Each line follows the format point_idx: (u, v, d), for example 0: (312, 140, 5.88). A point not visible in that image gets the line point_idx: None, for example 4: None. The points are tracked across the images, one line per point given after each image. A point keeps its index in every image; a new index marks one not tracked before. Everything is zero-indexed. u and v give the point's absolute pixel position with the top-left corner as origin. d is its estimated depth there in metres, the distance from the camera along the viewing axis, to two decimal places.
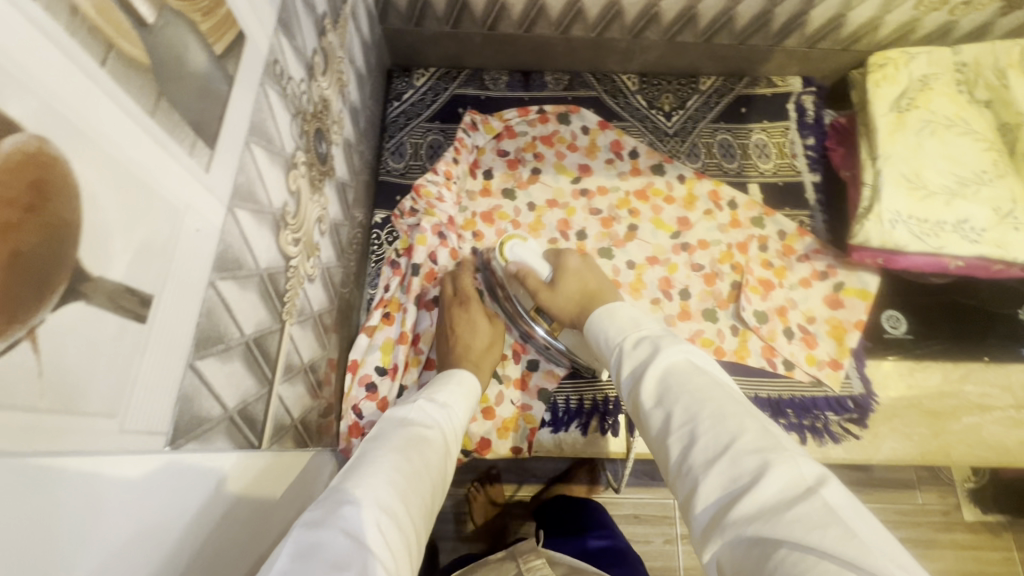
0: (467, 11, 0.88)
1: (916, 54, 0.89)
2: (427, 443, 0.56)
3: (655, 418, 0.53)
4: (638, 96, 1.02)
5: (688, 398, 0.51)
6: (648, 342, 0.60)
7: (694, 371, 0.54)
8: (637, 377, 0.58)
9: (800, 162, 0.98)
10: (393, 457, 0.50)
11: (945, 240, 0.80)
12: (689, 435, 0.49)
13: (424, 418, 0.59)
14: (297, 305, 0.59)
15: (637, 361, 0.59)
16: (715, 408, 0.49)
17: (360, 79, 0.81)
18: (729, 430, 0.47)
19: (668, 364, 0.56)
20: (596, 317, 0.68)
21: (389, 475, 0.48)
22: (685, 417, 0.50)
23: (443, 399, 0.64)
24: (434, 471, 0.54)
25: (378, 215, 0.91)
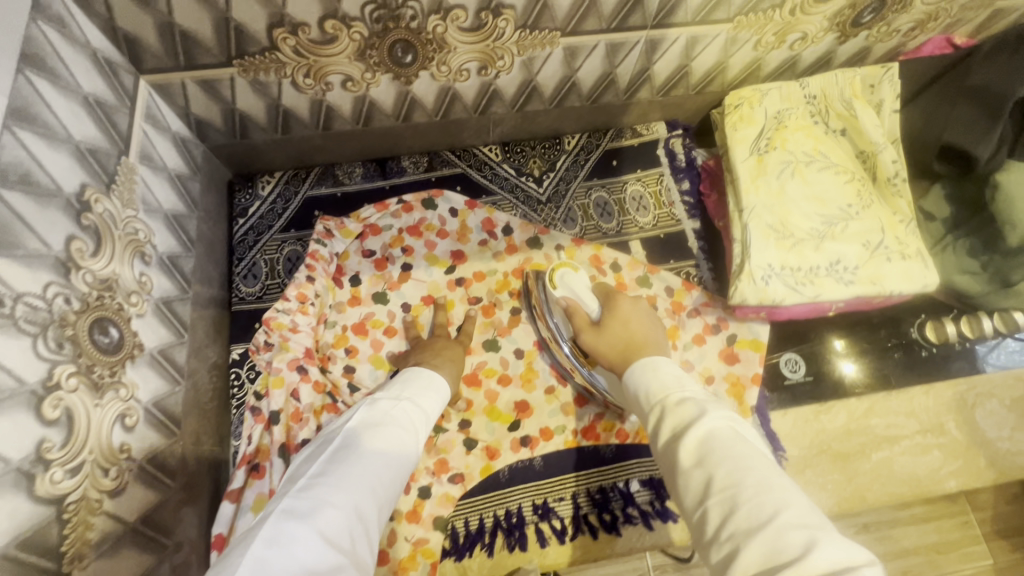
0: (291, 118, 0.81)
1: (766, 91, 0.87)
2: (403, 448, 0.61)
3: (693, 482, 0.51)
4: (504, 166, 0.97)
5: (730, 463, 0.49)
6: (692, 402, 0.57)
7: (738, 437, 0.52)
8: (678, 433, 0.55)
9: (678, 210, 0.95)
10: (375, 465, 0.57)
11: (821, 286, 0.78)
12: (730, 502, 0.47)
13: (402, 422, 0.64)
14: (94, 537, 0.51)
15: (680, 420, 0.56)
16: (759, 477, 0.47)
17: (176, 218, 0.73)
18: (773, 502, 0.44)
19: (710, 426, 0.53)
20: (638, 371, 0.65)
21: (369, 486, 0.55)
22: (727, 483, 0.48)
23: (422, 405, 0.68)
24: (405, 471, 0.61)
25: (235, 351, 0.82)
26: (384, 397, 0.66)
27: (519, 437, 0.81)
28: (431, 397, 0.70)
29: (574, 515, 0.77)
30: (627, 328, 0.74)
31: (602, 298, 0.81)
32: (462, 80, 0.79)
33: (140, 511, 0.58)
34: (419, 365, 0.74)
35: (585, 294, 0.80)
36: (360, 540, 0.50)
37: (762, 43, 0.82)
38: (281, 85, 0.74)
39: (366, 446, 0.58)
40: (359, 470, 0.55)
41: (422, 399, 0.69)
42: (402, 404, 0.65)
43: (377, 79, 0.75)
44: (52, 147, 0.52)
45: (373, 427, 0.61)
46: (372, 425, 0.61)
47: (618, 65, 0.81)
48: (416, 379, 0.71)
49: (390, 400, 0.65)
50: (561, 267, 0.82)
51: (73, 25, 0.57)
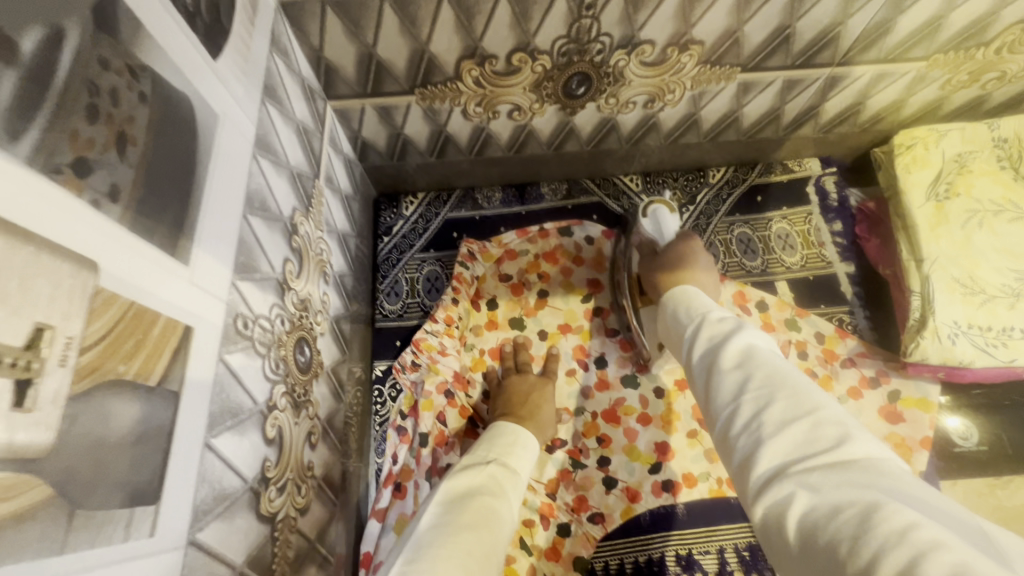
0: (450, 143, 0.82)
1: (946, 132, 0.80)
2: (495, 516, 0.52)
3: (726, 384, 0.49)
4: (643, 196, 0.95)
5: (769, 368, 0.48)
6: (730, 319, 0.57)
7: (777, 355, 0.51)
8: (716, 344, 0.54)
9: (829, 251, 0.90)
10: (467, 535, 0.48)
11: (1016, 349, 0.70)
12: (764, 399, 0.45)
13: (490, 485, 0.56)
14: (291, 554, 0.52)
15: (720, 331, 0.55)
16: (798, 383, 0.45)
17: (344, 238, 0.75)
18: (812, 400, 0.43)
19: (750, 339, 0.52)
20: (677, 297, 0.66)
21: (462, 559, 0.45)
22: (763, 381, 0.47)
23: (512, 465, 0.61)
24: (505, 544, 0.52)
25: (378, 368, 0.84)
26: (470, 462, 0.60)
27: (660, 481, 0.78)
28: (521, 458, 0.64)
29: (720, 571, 0.73)
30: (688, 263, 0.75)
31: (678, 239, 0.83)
32: (625, 112, 0.77)
33: (316, 528, 0.59)
34: (506, 422, 0.70)
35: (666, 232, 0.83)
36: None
37: (952, 83, 0.76)
38: (451, 113, 0.75)
39: (454, 516, 0.50)
40: (450, 544, 0.46)
41: (513, 459, 0.62)
42: (490, 466, 0.59)
43: (543, 109, 0.75)
44: (278, 172, 0.54)
45: (457, 498, 0.54)
46: (457, 496, 0.54)
47: (788, 101, 0.77)
48: (503, 441, 0.66)
49: (472, 467, 0.59)
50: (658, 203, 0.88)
51: (291, 55, 0.60)
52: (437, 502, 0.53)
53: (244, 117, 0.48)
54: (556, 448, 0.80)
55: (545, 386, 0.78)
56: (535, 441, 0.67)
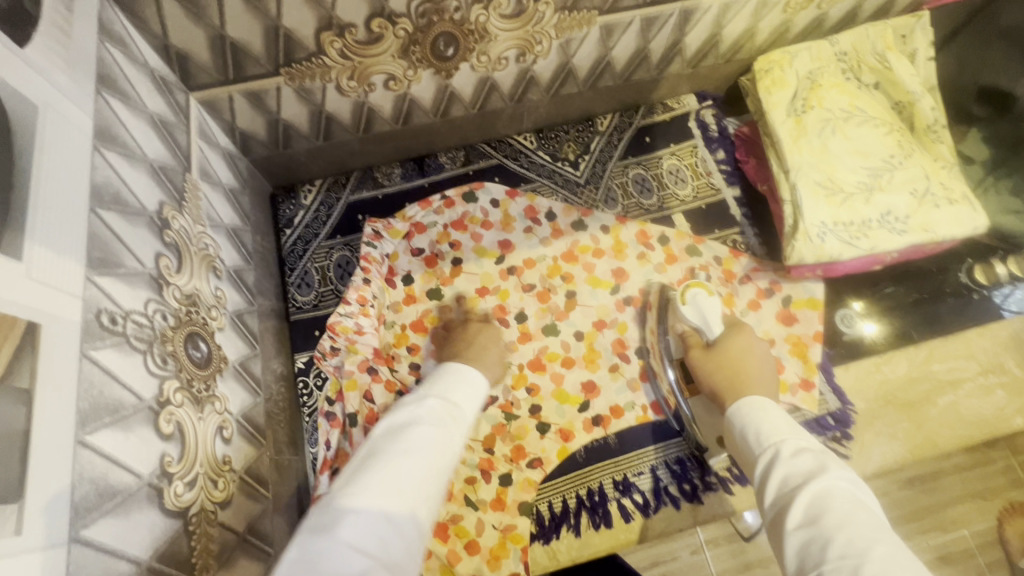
0: (333, 123, 0.81)
1: (797, 52, 0.87)
2: (438, 446, 0.54)
3: (807, 547, 0.45)
4: (540, 152, 0.97)
5: (853, 529, 0.44)
6: (810, 454, 0.53)
7: (860, 506, 0.46)
8: (791, 485, 0.51)
9: (716, 179, 0.96)
10: (406, 464, 0.49)
11: (875, 238, 0.79)
12: (853, 571, 0.41)
13: (433, 415, 0.57)
14: (215, 547, 0.51)
15: (794, 468, 0.52)
16: (889, 558, 0.41)
17: (236, 233, 0.73)
18: None
19: (828, 484, 0.48)
20: (745, 412, 0.62)
21: (396, 485, 0.47)
22: (846, 549, 0.42)
23: (456, 399, 0.61)
24: (448, 470, 0.54)
25: (300, 360, 0.83)
26: (419, 395, 0.60)
27: (590, 416, 0.82)
28: (467, 390, 0.64)
29: (655, 488, 0.79)
30: (741, 359, 0.72)
31: (728, 324, 0.78)
32: (501, 69, 0.79)
33: (246, 521, 0.58)
34: (454, 362, 0.68)
35: (712, 325, 0.76)
36: (394, 546, 0.44)
37: (791, 5, 0.82)
38: (326, 91, 0.74)
39: (394, 443, 0.52)
40: (383, 470, 0.48)
41: (459, 392, 0.62)
42: (431, 398, 0.59)
43: (418, 75, 0.76)
44: (134, 166, 0.52)
45: (404, 429, 0.54)
46: (399, 425, 0.55)
47: (651, 40, 0.81)
48: (450, 374, 0.65)
49: (415, 398, 0.59)
50: (694, 286, 0.79)
51: (130, 45, 0.56)
52: (381, 431, 0.54)
53: (75, 108, 0.45)
54: (488, 405, 0.82)
55: (492, 330, 0.82)
56: (474, 373, 0.67)
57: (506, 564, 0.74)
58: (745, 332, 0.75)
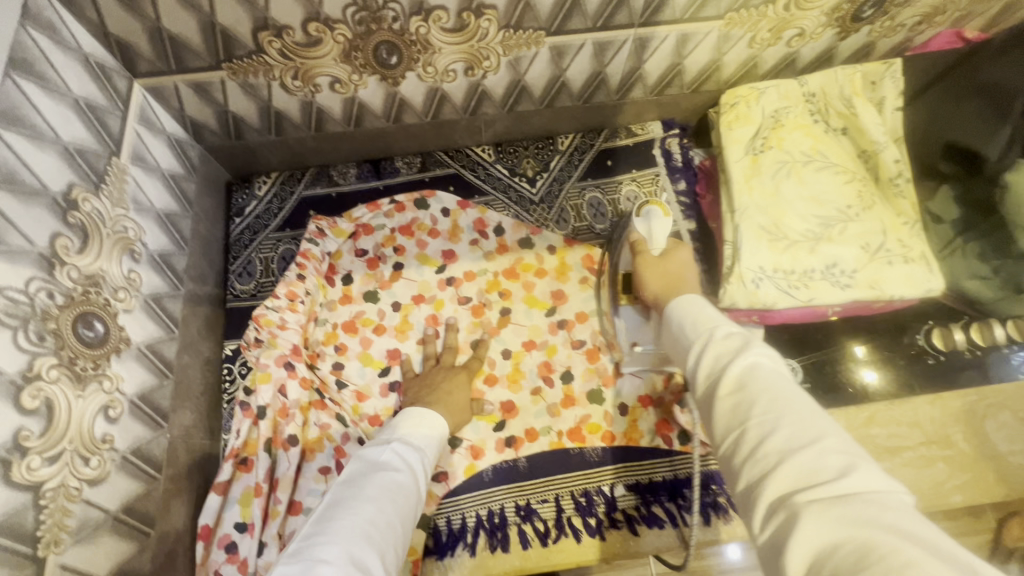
0: (283, 120, 0.82)
1: (764, 89, 0.85)
2: (402, 490, 0.55)
3: (732, 406, 0.44)
4: (498, 166, 0.97)
5: (772, 388, 0.42)
6: (738, 333, 0.50)
7: (780, 370, 0.45)
8: (720, 362, 0.48)
9: (673, 210, 0.94)
10: (371, 508, 0.50)
11: (816, 289, 0.75)
12: (769, 424, 0.40)
13: (395, 461, 0.59)
14: (72, 524, 0.52)
15: (725, 351, 0.48)
16: (806, 402, 0.41)
17: (169, 218, 0.75)
18: (817, 424, 0.39)
19: (755, 358, 0.46)
20: (676, 307, 0.59)
21: (362, 532, 0.47)
22: (767, 406, 0.41)
23: (416, 447, 0.63)
24: (411, 514, 0.55)
25: (228, 348, 0.84)
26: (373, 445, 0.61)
27: (504, 437, 0.81)
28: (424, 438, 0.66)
29: (557, 518, 0.77)
30: (680, 271, 0.69)
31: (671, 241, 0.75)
32: (449, 81, 0.79)
33: (122, 500, 0.59)
34: (412, 405, 0.71)
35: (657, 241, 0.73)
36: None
37: (757, 40, 0.79)
38: (271, 87, 0.76)
39: (358, 490, 0.52)
40: (349, 519, 0.48)
41: (414, 440, 0.64)
42: (391, 447, 0.60)
43: (364, 81, 0.76)
44: (40, 147, 0.54)
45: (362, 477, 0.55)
46: (361, 473, 0.56)
47: (606, 64, 0.80)
48: (408, 421, 0.67)
49: (376, 447, 0.60)
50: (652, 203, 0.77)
51: (62, 30, 0.59)
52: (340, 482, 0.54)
53: None
54: None
55: (460, 378, 0.80)
56: (436, 416, 0.71)
57: None
58: (682, 249, 0.72)
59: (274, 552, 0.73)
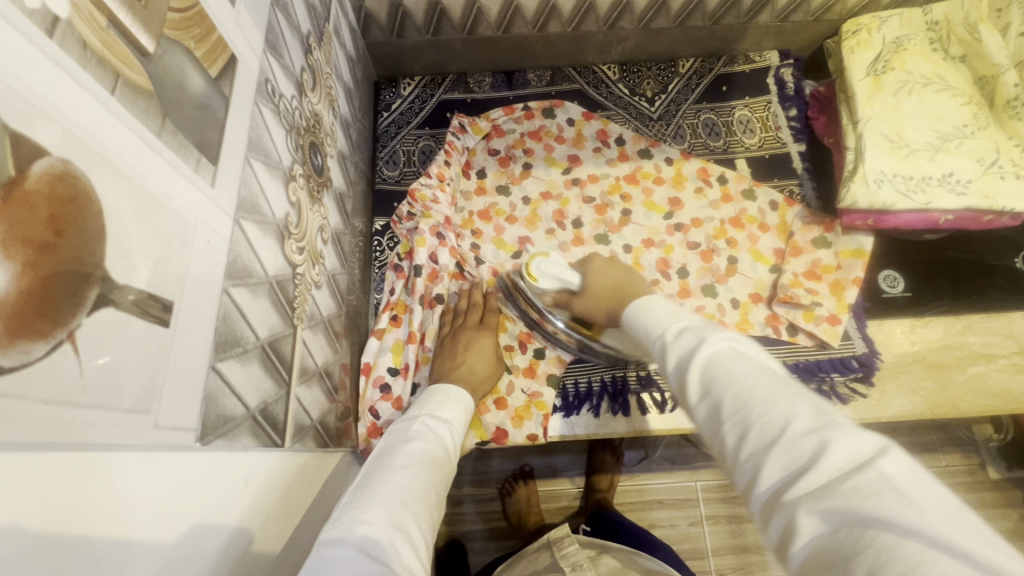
0: (445, 18, 0.91)
1: (888, 18, 0.91)
2: (429, 460, 0.58)
3: (705, 416, 0.45)
4: (620, 85, 1.04)
5: (737, 384, 0.43)
6: (688, 330, 0.52)
7: (740, 357, 0.46)
8: (682, 364, 0.49)
9: (784, 134, 1.00)
10: (405, 475, 0.53)
11: (932, 194, 0.82)
12: (742, 425, 0.41)
13: (420, 435, 0.61)
14: (307, 310, 0.62)
15: (683, 350, 0.51)
16: (767, 391, 0.41)
17: (348, 92, 0.84)
18: (780, 411, 0.39)
19: (711, 352, 0.48)
20: (631, 312, 0.62)
21: (401, 494, 0.50)
22: (735, 405, 0.42)
23: (443, 417, 0.66)
24: (442, 479, 0.58)
25: (378, 223, 0.94)
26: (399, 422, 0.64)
27: None
28: (452, 409, 0.69)
29: None
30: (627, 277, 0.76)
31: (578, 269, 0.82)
32: None
33: (328, 311, 0.69)
34: (441, 382, 0.74)
35: (569, 277, 0.79)
36: (404, 545, 0.46)
37: None
38: None
39: (391, 460, 0.56)
40: (384, 480, 0.52)
41: (443, 411, 0.68)
42: (419, 419, 0.64)
43: None
44: None
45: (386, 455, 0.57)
46: (389, 449, 0.59)
47: None
48: (434, 397, 0.70)
49: (402, 423, 0.64)
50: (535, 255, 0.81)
51: None
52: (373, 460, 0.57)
53: None
54: None
55: (482, 336, 0.81)
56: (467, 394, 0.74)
57: (527, 425, 0.82)
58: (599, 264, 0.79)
59: None
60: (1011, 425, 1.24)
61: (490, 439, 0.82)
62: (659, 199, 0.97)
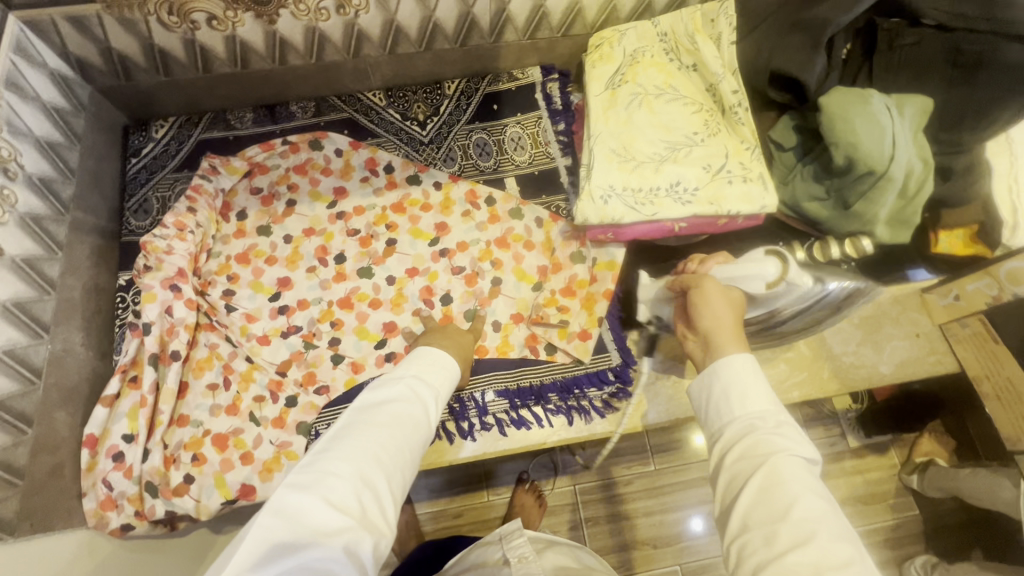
0: (169, 58, 0.87)
1: (625, 31, 0.94)
2: (410, 420, 0.59)
3: (765, 505, 0.46)
4: (390, 110, 1.02)
5: (804, 509, 0.45)
6: (789, 429, 0.51)
7: (811, 484, 0.47)
8: (756, 453, 0.50)
9: (553, 148, 1.00)
10: (382, 432, 0.56)
11: (659, 205, 0.83)
12: (803, 550, 0.42)
13: (408, 395, 0.62)
14: None
15: (768, 441, 0.50)
16: (838, 536, 0.43)
17: (51, 147, 0.79)
18: (852, 568, 0.41)
19: (789, 463, 0.48)
20: (732, 376, 0.55)
21: (376, 450, 0.54)
22: (802, 527, 0.43)
23: (428, 381, 0.66)
24: (420, 438, 0.60)
25: (122, 278, 0.89)
26: (386, 381, 0.64)
27: (384, 353, 0.87)
28: (435, 373, 0.69)
29: (433, 422, 0.83)
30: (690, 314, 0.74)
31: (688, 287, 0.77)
32: (324, 20, 0.84)
33: None
34: (425, 346, 0.74)
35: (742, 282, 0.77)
36: (370, 503, 0.50)
37: None
38: (149, 23, 0.80)
39: (373, 414, 0.58)
40: (364, 435, 0.55)
41: (429, 373, 0.68)
42: (403, 378, 0.64)
43: (240, 18, 0.81)
44: None
45: (375, 407, 0.60)
46: (376, 402, 0.61)
47: (472, 4, 0.87)
48: (423, 358, 0.70)
49: (389, 378, 0.64)
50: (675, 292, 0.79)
51: None
52: (356, 408, 0.59)
53: None
54: (291, 334, 0.87)
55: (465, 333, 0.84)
56: (450, 360, 0.73)
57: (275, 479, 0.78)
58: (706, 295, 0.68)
59: (159, 457, 0.78)
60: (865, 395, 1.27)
61: (234, 498, 0.77)
62: (426, 226, 0.95)
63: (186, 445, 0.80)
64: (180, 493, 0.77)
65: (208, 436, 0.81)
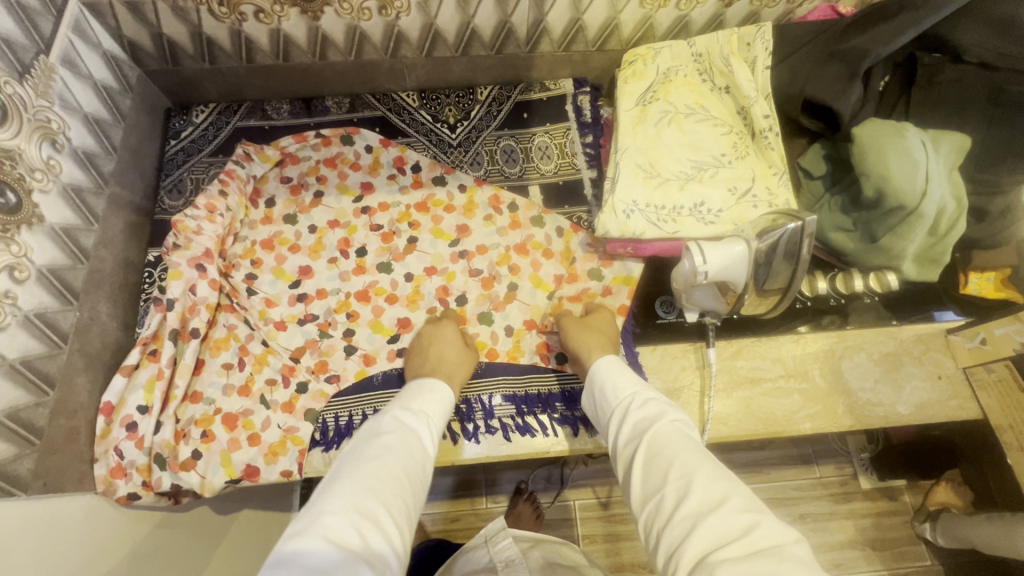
0: (215, 47, 0.90)
1: (660, 49, 0.94)
2: (400, 450, 0.60)
3: (649, 475, 0.52)
4: (422, 111, 1.04)
5: (678, 456, 0.51)
6: (654, 404, 0.60)
7: (682, 436, 0.54)
8: (639, 431, 0.58)
9: (579, 160, 1.01)
10: (371, 465, 0.56)
11: (682, 224, 0.82)
12: (684, 488, 0.48)
13: (392, 427, 0.63)
14: None
15: (643, 417, 0.59)
16: (709, 468, 0.49)
17: (97, 123, 0.83)
18: (722, 490, 0.47)
19: (663, 428, 0.56)
20: (603, 373, 0.69)
21: (368, 481, 0.54)
22: (681, 471, 0.50)
23: (412, 410, 0.67)
24: (414, 467, 0.60)
25: (151, 254, 0.92)
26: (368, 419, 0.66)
27: (397, 348, 0.88)
28: (422, 406, 0.70)
29: None
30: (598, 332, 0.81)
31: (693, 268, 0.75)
32: (366, 19, 0.87)
33: (20, 354, 0.67)
34: (421, 380, 0.76)
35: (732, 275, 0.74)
36: (370, 532, 0.49)
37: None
38: (199, 13, 0.83)
39: (361, 452, 0.59)
40: (355, 472, 0.55)
41: (414, 404, 0.69)
42: (387, 414, 0.66)
43: (286, 12, 0.84)
44: None
45: (361, 443, 0.61)
46: (362, 440, 0.62)
47: (510, 14, 0.89)
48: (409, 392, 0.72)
49: (374, 417, 0.66)
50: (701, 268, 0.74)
51: None
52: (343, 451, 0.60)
53: None
54: (307, 321, 0.89)
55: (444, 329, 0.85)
56: (445, 391, 0.74)
57: (281, 461, 0.79)
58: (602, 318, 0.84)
59: (170, 431, 0.80)
60: (881, 437, 1.21)
61: (239, 477, 0.78)
62: (448, 226, 0.96)
63: (198, 421, 0.82)
64: (187, 467, 0.79)
65: (219, 415, 0.82)
